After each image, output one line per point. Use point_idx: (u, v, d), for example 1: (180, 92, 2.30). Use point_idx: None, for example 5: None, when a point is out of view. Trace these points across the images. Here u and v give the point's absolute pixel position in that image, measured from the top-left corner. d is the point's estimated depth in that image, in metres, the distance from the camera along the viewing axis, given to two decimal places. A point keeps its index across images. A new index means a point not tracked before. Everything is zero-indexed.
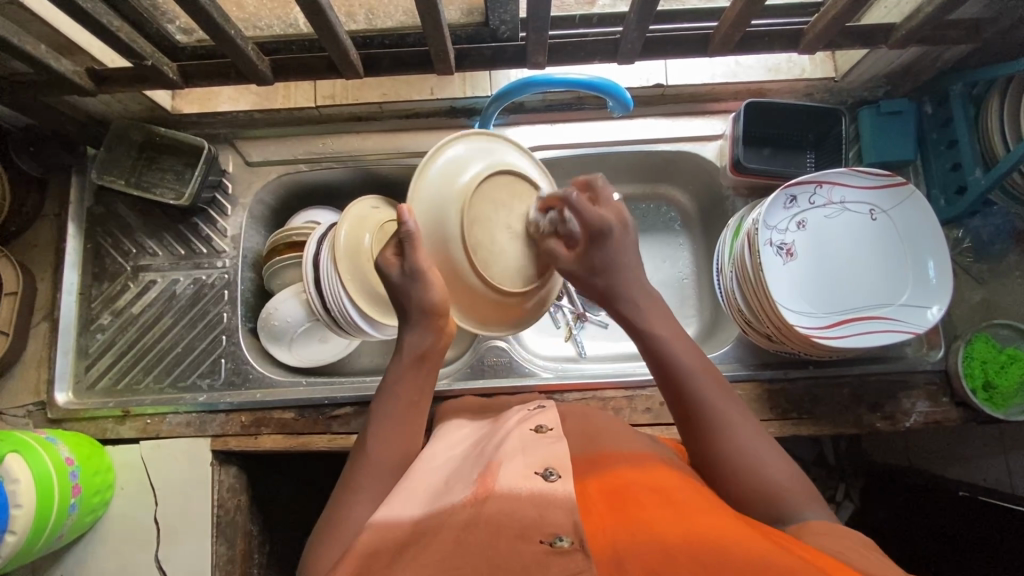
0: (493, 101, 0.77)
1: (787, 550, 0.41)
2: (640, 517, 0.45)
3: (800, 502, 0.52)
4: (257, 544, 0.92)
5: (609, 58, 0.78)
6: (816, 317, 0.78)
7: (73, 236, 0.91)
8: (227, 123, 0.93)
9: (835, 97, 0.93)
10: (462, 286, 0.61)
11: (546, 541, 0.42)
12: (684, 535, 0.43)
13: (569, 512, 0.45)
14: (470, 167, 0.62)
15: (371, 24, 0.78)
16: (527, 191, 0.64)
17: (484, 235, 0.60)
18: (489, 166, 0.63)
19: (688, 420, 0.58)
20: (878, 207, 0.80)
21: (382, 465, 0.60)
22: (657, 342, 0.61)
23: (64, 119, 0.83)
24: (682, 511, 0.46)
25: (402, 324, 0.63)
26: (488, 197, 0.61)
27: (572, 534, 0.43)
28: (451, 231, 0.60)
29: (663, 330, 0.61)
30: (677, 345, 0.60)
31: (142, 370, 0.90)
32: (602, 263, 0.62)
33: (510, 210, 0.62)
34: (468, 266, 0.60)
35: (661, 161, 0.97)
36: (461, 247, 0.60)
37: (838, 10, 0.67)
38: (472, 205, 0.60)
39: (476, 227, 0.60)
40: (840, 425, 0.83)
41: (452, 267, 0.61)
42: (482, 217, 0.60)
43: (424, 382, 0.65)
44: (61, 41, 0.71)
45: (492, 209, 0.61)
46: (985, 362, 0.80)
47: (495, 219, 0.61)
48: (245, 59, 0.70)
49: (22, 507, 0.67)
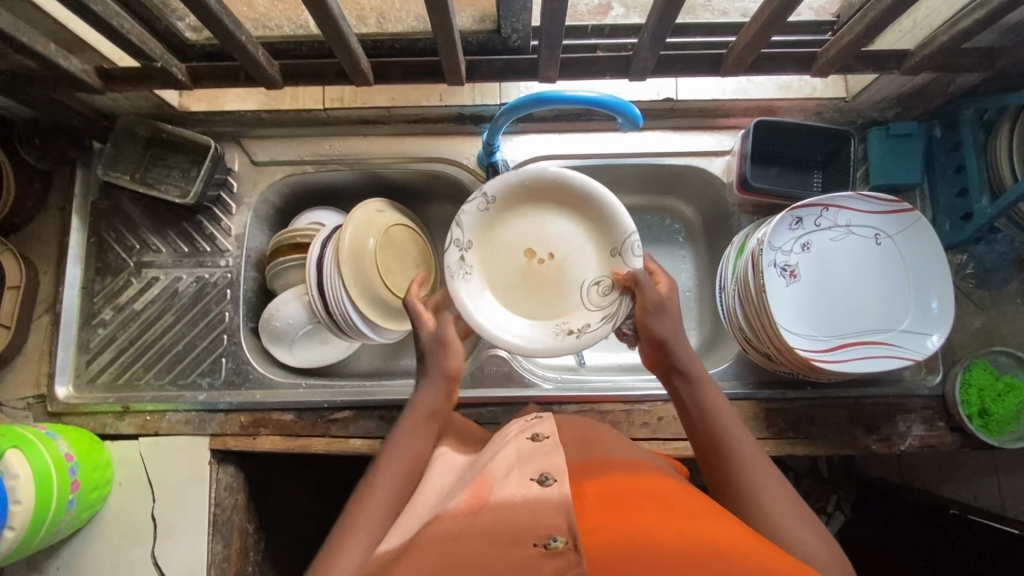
0: (504, 113, 0.76)
1: (780, 555, 0.42)
2: (634, 518, 0.46)
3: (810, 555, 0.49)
4: (253, 542, 0.92)
5: (620, 74, 0.77)
6: (816, 341, 0.78)
7: (76, 230, 0.91)
8: (234, 121, 0.93)
9: (844, 117, 0.93)
10: (534, 299, 0.77)
11: (540, 543, 0.43)
12: (675, 535, 0.43)
13: (562, 514, 0.45)
14: (607, 263, 0.76)
15: (382, 29, 0.78)
16: (561, 199, 0.76)
17: (552, 264, 0.77)
18: (599, 242, 0.76)
19: (721, 461, 0.59)
20: (883, 231, 0.80)
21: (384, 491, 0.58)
22: (696, 380, 0.66)
23: (71, 114, 0.83)
24: (674, 515, 0.46)
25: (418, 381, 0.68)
26: (593, 227, 0.76)
27: (565, 535, 0.43)
28: (571, 298, 0.77)
29: (700, 370, 0.67)
30: (710, 388, 0.65)
31: (143, 366, 0.90)
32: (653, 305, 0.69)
33: (570, 239, 0.77)
34: (549, 287, 0.77)
35: (669, 175, 0.97)
36: (556, 291, 0.77)
37: (853, 35, 0.67)
38: (577, 220, 0.77)
39: (518, 237, 0.78)
40: (835, 447, 0.83)
41: (546, 306, 0.77)
42: (562, 249, 0.77)
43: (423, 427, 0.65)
44: (72, 39, 0.71)
45: (605, 256, 0.76)
46: (982, 390, 0.80)
47: (563, 259, 0.77)
48: (254, 63, 0.70)
49: (21, 503, 0.67)
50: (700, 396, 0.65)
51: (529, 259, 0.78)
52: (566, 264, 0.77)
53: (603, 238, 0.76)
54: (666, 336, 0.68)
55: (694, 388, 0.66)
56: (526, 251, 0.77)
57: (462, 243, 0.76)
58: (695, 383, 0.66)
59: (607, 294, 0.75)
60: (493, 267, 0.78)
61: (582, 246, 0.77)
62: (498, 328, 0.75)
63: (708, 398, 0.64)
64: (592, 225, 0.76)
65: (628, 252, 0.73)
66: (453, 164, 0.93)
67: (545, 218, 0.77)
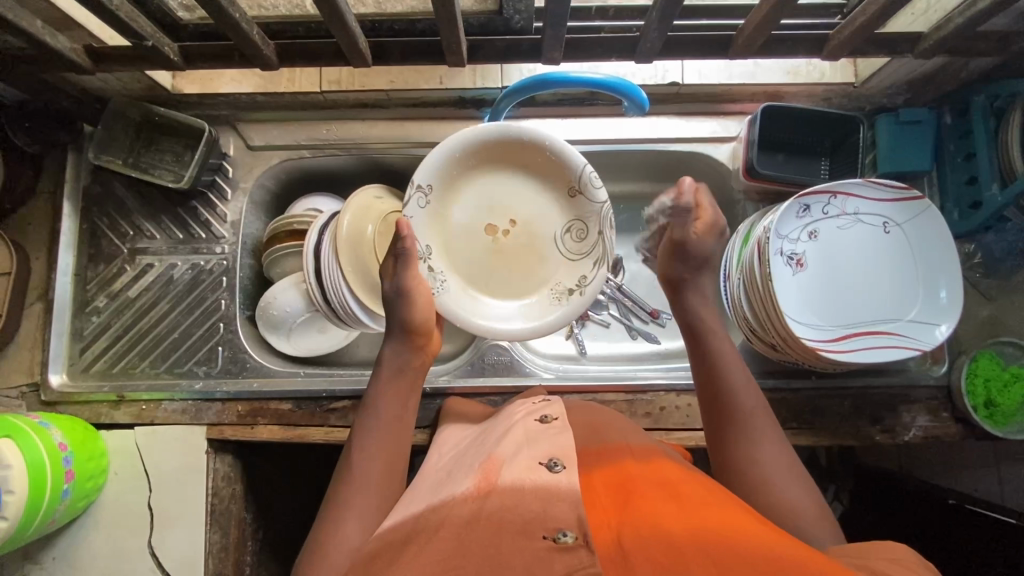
0: (506, 96, 0.74)
1: (796, 543, 0.41)
2: (645, 507, 0.45)
3: (803, 509, 0.54)
4: (250, 532, 0.92)
5: (626, 56, 0.75)
6: (823, 330, 0.77)
7: (68, 216, 0.89)
8: (229, 104, 0.90)
9: (853, 103, 0.91)
10: (513, 269, 0.78)
11: (550, 536, 0.41)
12: (688, 527, 0.42)
13: (574, 506, 0.44)
14: (568, 211, 0.77)
15: (381, 8, 0.75)
16: (491, 161, 0.75)
17: (515, 228, 0.78)
18: (548, 191, 0.77)
19: (726, 422, 0.60)
20: (892, 219, 0.78)
21: (372, 472, 0.59)
22: (710, 336, 0.65)
23: (60, 95, 0.80)
24: (686, 505, 0.45)
25: (385, 338, 0.68)
26: (538, 180, 0.77)
27: (577, 529, 0.42)
28: (550, 255, 0.78)
29: (717, 326, 0.66)
30: (725, 345, 0.64)
31: (138, 355, 0.89)
32: (697, 259, 0.68)
33: (519, 199, 0.77)
34: (524, 254, 0.78)
35: (673, 161, 0.95)
36: (531, 256, 0.78)
37: (866, 16, 0.65)
38: (521, 176, 0.76)
39: (471, 218, 0.77)
40: (839, 437, 0.83)
41: (531, 275, 0.78)
42: (518, 211, 0.77)
43: (405, 398, 0.65)
44: (58, 16, 0.69)
45: (565, 203, 0.77)
46: (988, 380, 0.80)
47: (524, 220, 0.78)
48: (249, 43, 0.67)
49: (14, 493, 0.66)
50: (712, 354, 0.64)
51: (492, 236, 0.78)
52: (528, 226, 0.78)
53: (555, 187, 0.77)
54: (678, 279, 0.70)
55: (707, 345, 0.65)
56: (485, 227, 0.77)
57: (424, 253, 0.74)
58: (706, 339, 0.65)
59: (582, 240, 0.77)
60: (460, 256, 0.77)
61: (534, 203, 0.77)
62: (493, 317, 0.76)
63: (722, 355, 0.64)
64: (535, 178, 0.77)
65: (587, 186, 0.75)
66: None
67: (488, 188, 0.77)
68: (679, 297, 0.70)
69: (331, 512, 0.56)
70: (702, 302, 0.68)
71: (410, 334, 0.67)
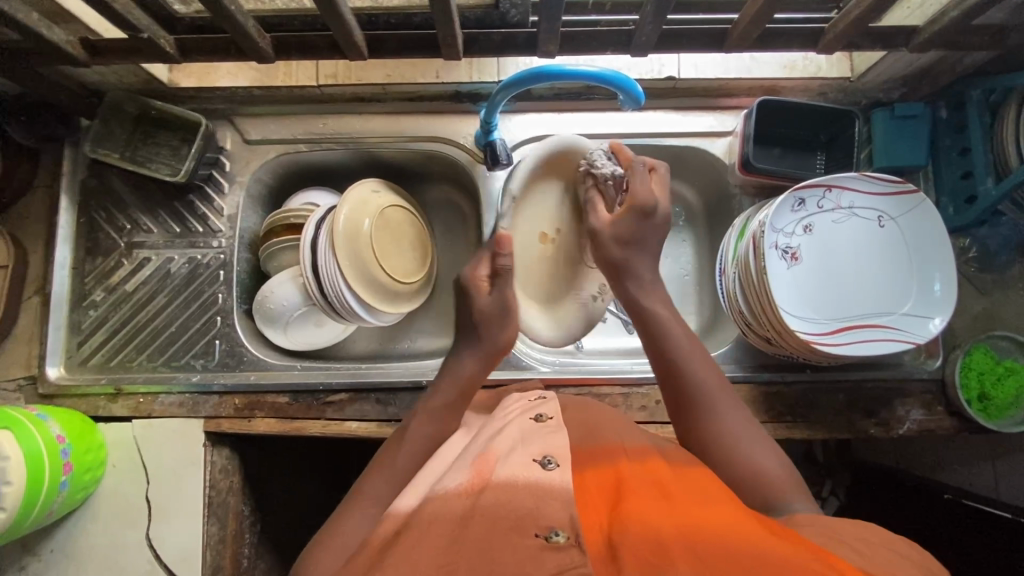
0: (502, 89, 0.74)
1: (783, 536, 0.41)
2: (635, 507, 0.45)
3: (780, 481, 0.53)
4: (248, 525, 0.92)
5: (622, 49, 0.75)
6: (817, 324, 0.78)
7: (66, 210, 0.89)
8: (226, 98, 0.90)
9: (848, 98, 0.91)
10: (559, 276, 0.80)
11: (541, 535, 0.42)
12: (677, 526, 0.42)
13: (565, 506, 0.45)
14: None
15: (377, 2, 0.75)
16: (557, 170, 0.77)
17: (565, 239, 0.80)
18: None
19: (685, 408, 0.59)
20: (887, 213, 0.79)
21: (393, 470, 0.59)
22: (655, 321, 0.63)
23: (56, 89, 0.80)
24: (675, 504, 0.46)
25: (463, 349, 0.68)
26: None
27: (568, 529, 0.42)
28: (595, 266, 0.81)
29: (661, 310, 0.64)
30: (672, 327, 0.62)
31: (135, 349, 0.89)
32: (629, 236, 0.66)
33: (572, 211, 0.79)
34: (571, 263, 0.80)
35: (669, 156, 0.95)
36: (580, 266, 0.81)
37: (861, 10, 0.65)
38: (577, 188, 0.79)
39: (529, 226, 0.78)
40: (834, 430, 0.83)
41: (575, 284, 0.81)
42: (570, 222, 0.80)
43: (455, 410, 0.66)
44: (54, 9, 0.69)
45: None
46: (982, 373, 0.80)
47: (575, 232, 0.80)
48: (245, 35, 0.67)
49: (11, 484, 0.66)
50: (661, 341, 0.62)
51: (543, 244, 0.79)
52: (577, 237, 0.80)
53: None
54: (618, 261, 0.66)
55: (655, 330, 0.63)
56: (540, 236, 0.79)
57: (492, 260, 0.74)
58: (652, 324, 0.63)
59: None
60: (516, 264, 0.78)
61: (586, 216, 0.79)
62: (538, 323, 0.80)
63: (671, 340, 0.62)
64: None
65: None
66: (449, 143, 0.91)
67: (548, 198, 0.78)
68: (620, 283, 0.66)
69: (338, 512, 0.56)
70: (643, 289, 0.65)
71: (492, 348, 0.68)
